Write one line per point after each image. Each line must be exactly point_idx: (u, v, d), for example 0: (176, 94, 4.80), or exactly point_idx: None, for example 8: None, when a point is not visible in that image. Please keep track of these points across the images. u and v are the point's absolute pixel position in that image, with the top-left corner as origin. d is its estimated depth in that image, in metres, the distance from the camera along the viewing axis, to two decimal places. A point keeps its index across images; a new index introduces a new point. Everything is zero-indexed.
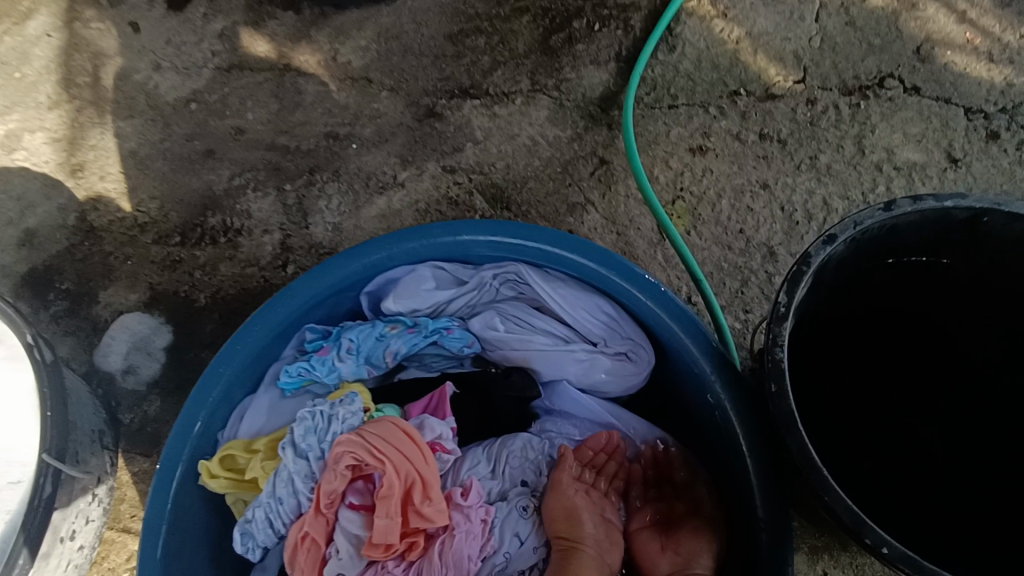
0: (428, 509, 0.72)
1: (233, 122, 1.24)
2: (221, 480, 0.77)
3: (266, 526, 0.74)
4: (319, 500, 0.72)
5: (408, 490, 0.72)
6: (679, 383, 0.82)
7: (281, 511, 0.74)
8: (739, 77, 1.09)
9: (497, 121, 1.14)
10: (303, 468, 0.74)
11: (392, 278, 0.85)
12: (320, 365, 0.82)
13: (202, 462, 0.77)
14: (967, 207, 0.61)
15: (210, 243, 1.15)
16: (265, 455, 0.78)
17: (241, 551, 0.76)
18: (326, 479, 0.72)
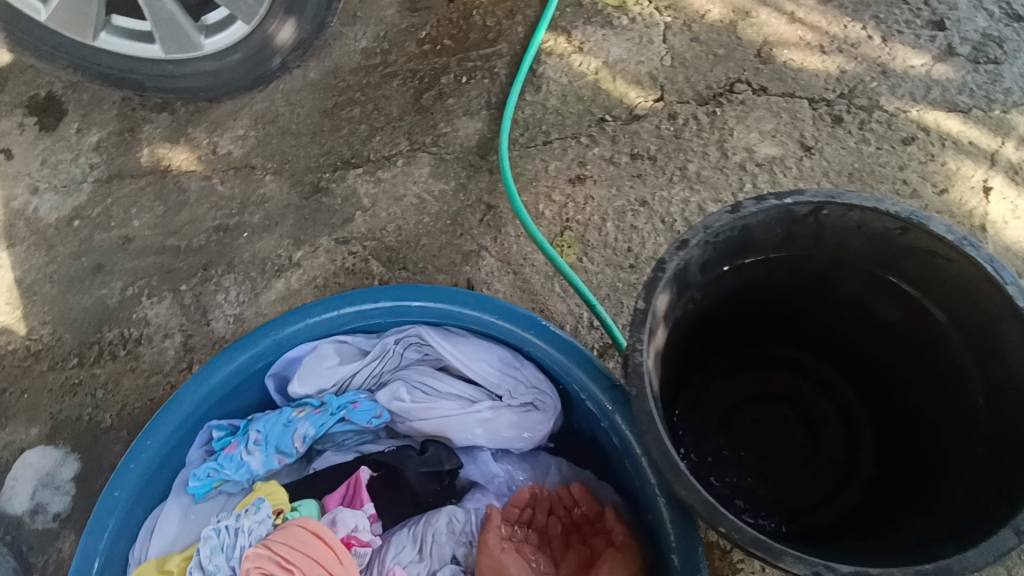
0: None
1: (120, 232, 1.22)
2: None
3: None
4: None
5: None
6: (593, 431, 0.76)
7: None
8: (603, 105, 1.13)
9: (382, 185, 1.15)
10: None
11: (292, 358, 0.80)
12: (229, 463, 0.76)
13: None
14: (805, 202, 0.61)
15: (110, 358, 1.11)
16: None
17: None
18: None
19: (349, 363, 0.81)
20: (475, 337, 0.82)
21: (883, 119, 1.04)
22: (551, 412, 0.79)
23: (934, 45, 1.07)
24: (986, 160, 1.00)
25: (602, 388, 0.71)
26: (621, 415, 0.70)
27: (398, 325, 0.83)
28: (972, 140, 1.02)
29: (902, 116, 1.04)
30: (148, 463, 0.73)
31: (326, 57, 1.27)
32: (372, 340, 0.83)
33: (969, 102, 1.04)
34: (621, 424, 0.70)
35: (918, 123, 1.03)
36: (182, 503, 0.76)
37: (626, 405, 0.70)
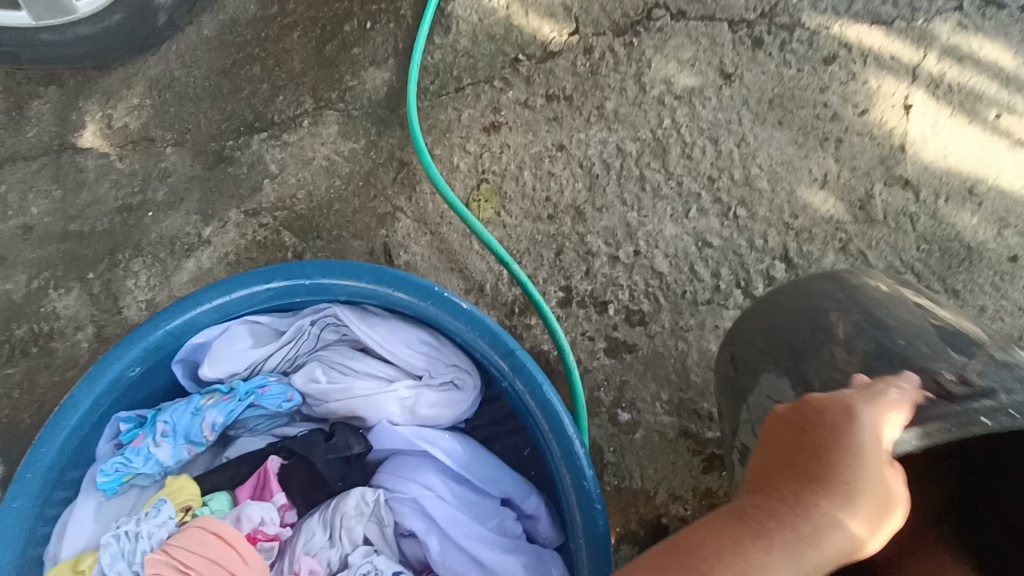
0: None
1: (18, 221, 1.14)
2: None
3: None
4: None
5: None
6: (506, 410, 0.70)
7: None
8: (516, 42, 1.06)
9: (289, 149, 1.09)
10: None
11: (200, 344, 0.75)
12: (136, 456, 0.70)
13: None
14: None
15: (23, 356, 1.06)
16: None
17: None
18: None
19: (262, 346, 0.75)
20: (394, 315, 0.74)
21: (806, 38, 0.99)
22: (471, 389, 0.71)
23: None
24: (909, 76, 0.97)
25: (507, 364, 0.66)
26: (531, 393, 0.65)
27: (314, 304, 0.76)
28: (896, 55, 0.98)
29: (824, 33, 0.99)
30: (49, 470, 0.69)
31: (220, 11, 1.17)
32: (288, 320, 0.77)
33: (894, 13, 0.99)
34: (530, 402, 0.65)
35: (841, 40, 0.99)
36: (93, 502, 0.72)
37: (526, 369, 0.65)
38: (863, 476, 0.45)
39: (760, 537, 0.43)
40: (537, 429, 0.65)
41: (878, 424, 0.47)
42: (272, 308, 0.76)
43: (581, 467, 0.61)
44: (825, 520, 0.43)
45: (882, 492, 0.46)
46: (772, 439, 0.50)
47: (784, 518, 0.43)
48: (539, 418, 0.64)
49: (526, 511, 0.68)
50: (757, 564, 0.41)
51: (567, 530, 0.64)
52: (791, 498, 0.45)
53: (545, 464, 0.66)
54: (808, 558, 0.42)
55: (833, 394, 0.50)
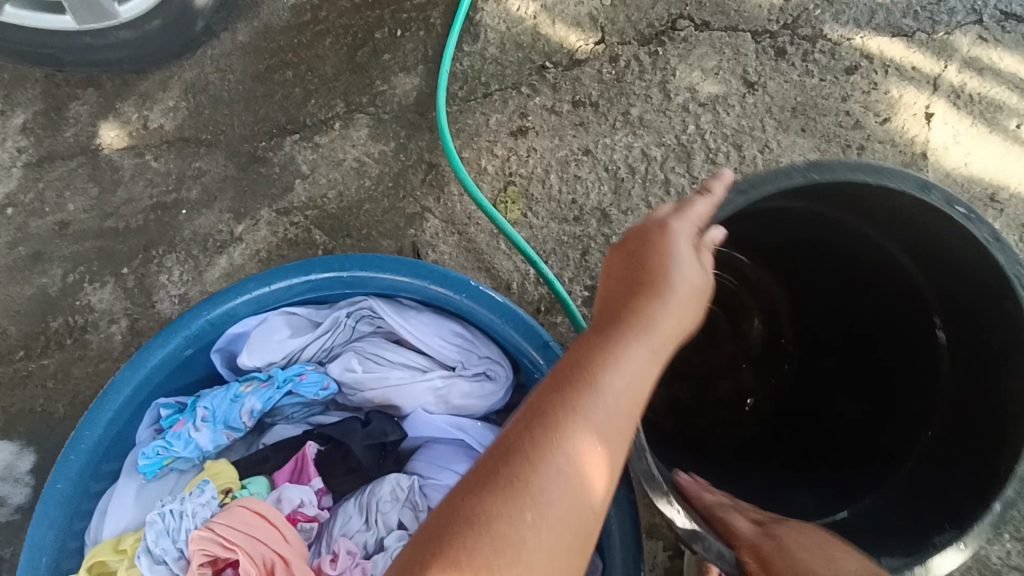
0: None
1: (55, 217, 1.18)
2: None
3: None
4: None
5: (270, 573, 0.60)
6: None
7: None
8: (543, 50, 1.09)
9: (320, 151, 1.12)
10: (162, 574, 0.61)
11: (240, 333, 0.77)
12: (177, 440, 0.73)
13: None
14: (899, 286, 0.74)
15: (58, 347, 1.09)
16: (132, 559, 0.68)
17: None
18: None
19: (299, 337, 0.78)
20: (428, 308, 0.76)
21: (828, 48, 1.02)
22: (502, 380, 0.73)
23: None
24: (930, 86, 0.99)
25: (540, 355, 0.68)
26: None
27: (349, 297, 0.78)
28: (918, 65, 1.00)
29: (847, 43, 1.02)
30: (91, 452, 0.72)
31: (254, 17, 1.21)
32: (324, 312, 0.79)
33: (915, 25, 1.01)
34: None
35: (862, 51, 1.01)
36: (133, 485, 0.74)
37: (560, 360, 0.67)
38: (678, 268, 0.53)
39: (608, 341, 0.49)
40: None
41: (683, 232, 0.55)
42: (308, 299, 0.78)
43: None
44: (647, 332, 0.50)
45: (688, 257, 0.54)
46: (608, 274, 0.56)
47: (627, 320, 0.50)
48: None
49: None
50: (600, 352, 0.48)
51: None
52: (622, 304, 0.51)
53: None
54: (652, 345, 0.49)
55: (644, 220, 0.57)
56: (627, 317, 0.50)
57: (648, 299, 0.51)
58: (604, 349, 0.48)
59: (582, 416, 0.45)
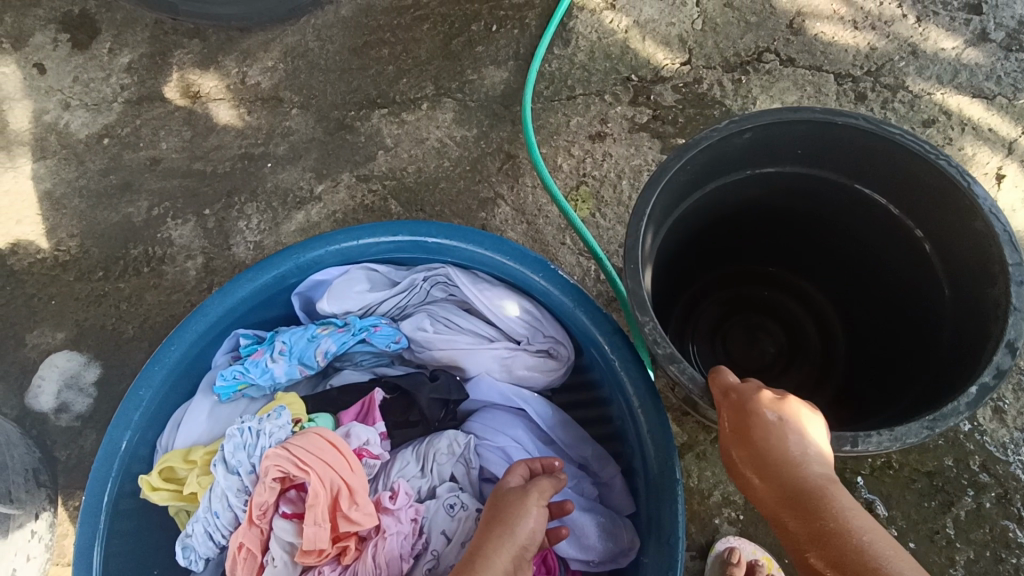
0: (356, 513, 0.64)
1: (148, 153, 1.25)
2: (164, 493, 0.74)
3: (205, 542, 0.68)
4: (251, 514, 0.65)
5: (334, 498, 0.64)
6: (595, 384, 0.75)
7: (220, 524, 0.67)
8: (630, 64, 1.15)
9: (406, 127, 1.17)
10: (235, 483, 0.67)
11: (323, 281, 0.83)
12: (254, 368, 0.78)
13: (141, 476, 0.73)
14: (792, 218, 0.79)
15: (135, 273, 1.15)
16: (202, 469, 0.73)
17: (185, 564, 0.69)
18: (256, 494, 0.65)
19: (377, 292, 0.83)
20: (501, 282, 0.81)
21: (907, 100, 1.09)
22: (562, 360, 0.77)
23: (969, 28, 1.13)
24: (1004, 148, 1.06)
25: (605, 339, 0.71)
26: (624, 367, 0.69)
27: (429, 261, 0.83)
28: (993, 127, 1.07)
29: (926, 98, 1.09)
30: (174, 366, 0.77)
31: None
32: (402, 273, 0.84)
33: (996, 90, 1.10)
34: (622, 375, 0.69)
35: (941, 106, 1.08)
36: (208, 403, 0.79)
37: (626, 346, 0.70)
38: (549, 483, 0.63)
39: (500, 527, 0.58)
40: (626, 402, 0.69)
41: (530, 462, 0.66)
42: (390, 259, 0.83)
43: (667, 441, 0.65)
44: (515, 500, 0.60)
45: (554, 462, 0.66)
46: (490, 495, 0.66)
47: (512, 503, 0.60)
48: (630, 391, 0.68)
49: (602, 479, 0.72)
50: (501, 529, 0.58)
51: (650, 502, 0.66)
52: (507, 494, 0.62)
53: (627, 434, 0.70)
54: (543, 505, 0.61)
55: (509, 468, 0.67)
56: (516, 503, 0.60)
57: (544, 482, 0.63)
58: (509, 523, 0.59)
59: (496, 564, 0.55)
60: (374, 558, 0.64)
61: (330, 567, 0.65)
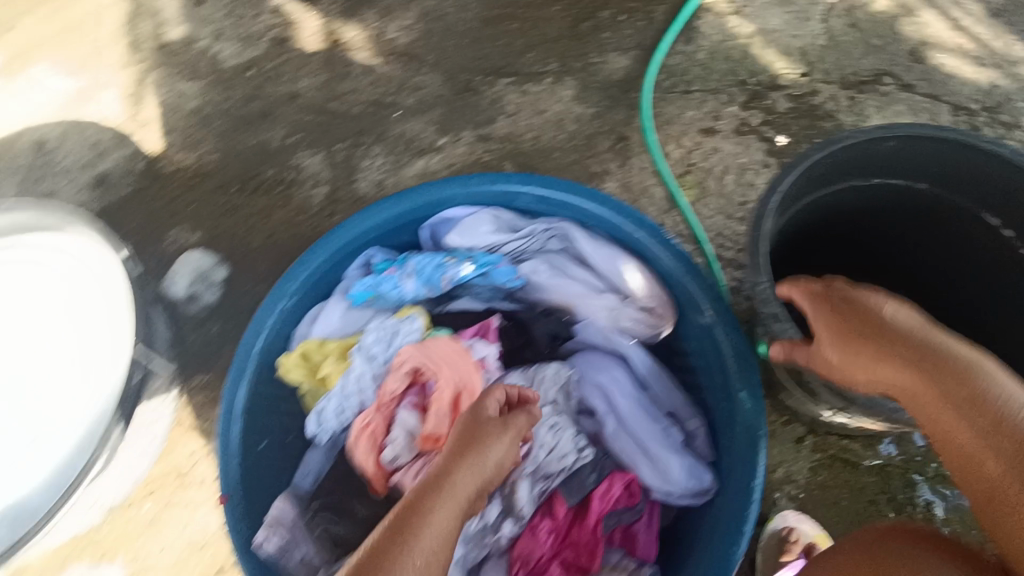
0: (472, 411, 0.76)
1: (287, 88, 1.37)
2: (299, 372, 0.86)
3: (334, 416, 0.81)
4: (380, 400, 0.78)
5: (457, 397, 0.76)
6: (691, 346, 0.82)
7: (350, 403, 0.80)
8: (749, 68, 1.21)
9: (528, 97, 1.26)
10: (370, 369, 0.80)
11: (452, 217, 0.92)
12: (387, 282, 0.88)
13: (280, 355, 0.85)
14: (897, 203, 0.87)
15: (266, 192, 1.27)
16: (337, 357, 0.86)
17: (313, 433, 0.82)
18: (387, 382, 0.77)
19: (500, 235, 0.91)
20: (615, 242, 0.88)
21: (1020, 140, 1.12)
22: (663, 321, 0.84)
23: None
24: None
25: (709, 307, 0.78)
26: (725, 334, 0.76)
27: (550, 214, 0.91)
28: None
29: None
30: (318, 268, 0.87)
31: None
32: (524, 222, 0.92)
33: None
34: (722, 340, 0.76)
35: None
36: (341, 307, 0.89)
37: (728, 316, 0.77)
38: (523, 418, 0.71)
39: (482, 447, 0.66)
40: (721, 363, 0.76)
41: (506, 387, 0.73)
42: (516, 207, 0.92)
43: (756, 399, 0.72)
44: (490, 428, 0.68)
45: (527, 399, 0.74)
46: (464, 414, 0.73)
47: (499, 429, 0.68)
48: (727, 355, 0.75)
49: (687, 428, 0.79)
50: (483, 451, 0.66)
51: (732, 452, 0.74)
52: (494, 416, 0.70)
53: (716, 390, 0.78)
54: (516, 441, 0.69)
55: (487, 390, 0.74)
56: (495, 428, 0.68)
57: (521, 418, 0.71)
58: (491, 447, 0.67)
59: (469, 479, 0.63)
60: None
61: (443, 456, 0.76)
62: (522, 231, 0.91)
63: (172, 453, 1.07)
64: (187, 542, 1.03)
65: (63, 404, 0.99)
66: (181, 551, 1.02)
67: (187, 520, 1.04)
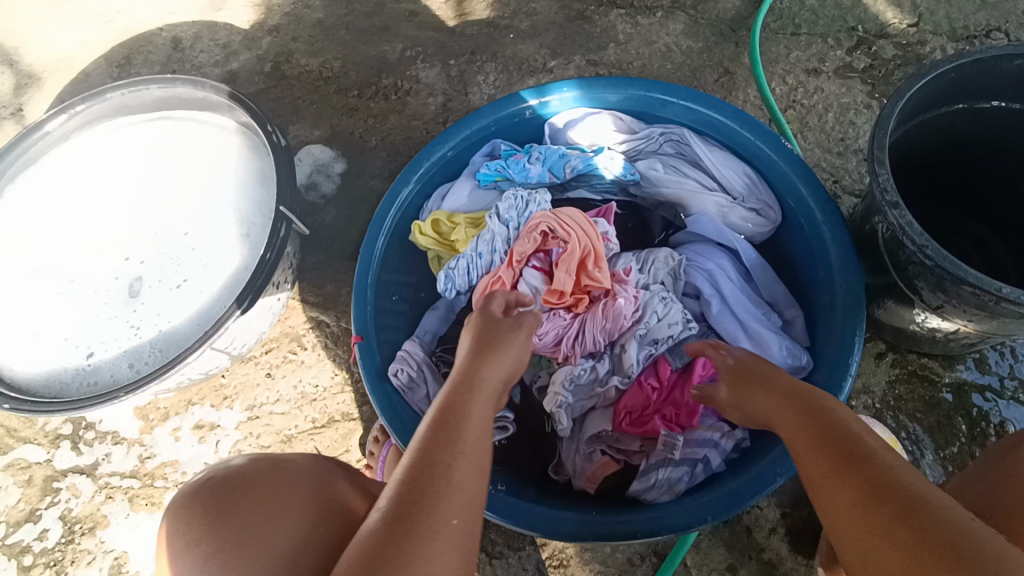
0: (596, 274, 0.84)
1: (408, 7, 1.45)
2: (428, 238, 0.94)
3: (464, 274, 0.89)
4: (511, 258, 0.87)
5: (583, 259, 0.85)
6: (795, 246, 0.90)
7: (480, 263, 0.89)
8: (858, 15, 1.25)
9: (638, 28, 1.32)
10: (503, 233, 0.90)
11: (574, 117, 1.00)
12: (515, 166, 0.97)
13: (415, 220, 0.94)
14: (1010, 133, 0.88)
15: (383, 98, 1.36)
16: (466, 227, 0.94)
17: (441, 291, 0.90)
18: (520, 243, 0.87)
19: (620, 136, 1.00)
20: (728, 148, 0.95)
21: None
22: (770, 220, 0.91)
23: None
24: None
25: (816, 207, 0.85)
26: (829, 231, 0.83)
27: (667, 121, 0.98)
28: None
29: None
30: (453, 148, 0.97)
31: None
32: (641, 126, 1.00)
33: None
34: (826, 236, 0.84)
35: None
36: (468, 186, 0.98)
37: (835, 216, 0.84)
38: (524, 323, 0.76)
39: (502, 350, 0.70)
40: (824, 258, 0.84)
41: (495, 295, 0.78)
42: (636, 111, 0.99)
43: (859, 289, 0.78)
44: (510, 322, 0.75)
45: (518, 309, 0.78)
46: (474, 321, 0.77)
47: (512, 337, 0.73)
48: (829, 249, 0.83)
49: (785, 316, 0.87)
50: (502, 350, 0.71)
51: (830, 337, 0.81)
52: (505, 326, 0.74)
53: (817, 283, 0.85)
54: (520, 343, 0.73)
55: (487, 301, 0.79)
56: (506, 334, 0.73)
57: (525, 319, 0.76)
58: (515, 342, 0.73)
59: (493, 370, 0.68)
60: (603, 312, 0.83)
61: (564, 312, 0.85)
62: (640, 134, 0.99)
63: (290, 318, 1.16)
64: (299, 393, 1.10)
65: (195, 259, 1.06)
66: (294, 402, 1.09)
67: (302, 376, 1.11)
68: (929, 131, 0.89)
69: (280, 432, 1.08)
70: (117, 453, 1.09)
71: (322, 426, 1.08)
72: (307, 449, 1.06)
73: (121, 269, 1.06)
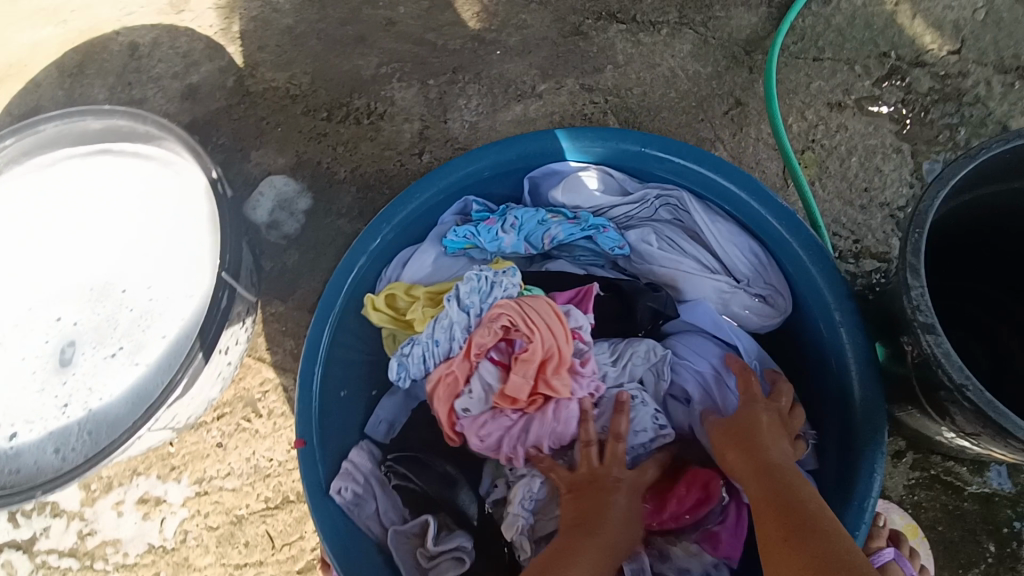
0: (558, 380, 0.74)
1: (384, 13, 1.26)
2: (382, 315, 0.83)
3: (418, 364, 0.78)
4: (468, 348, 0.76)
5: (545, 361, 0.74)
6: (809, 338, 0.80)
7: (436, 352, 0.78)
8: (892, 39, 1.08)
9: (640, 48, 1.17)
10: (462, 320, 0.77)
11: (556, 170, 0.86)
12: (485, 233, 0.84)
13: (368, 295, 0.82)
14: None
15: (355, 123, 1.23)
16: (425, 303, 0.82)
17: (394, 378, 0.79)
18: (479, 333, 0.75)
19: (610, 196, 0.87)
20: (732, 216, 0.83)
21: None
22: (780, 309, 0.81)
23: None
24: None
25: (837, 303, 0.74)
26: (850, 333, 0.73)
27: (663, 178, 0.85)
28: None
29: None
30: (414, 211, 0.83)
31: None
32: (634, 184, 0.87)
33: None
34: (846, 339, 0.73)
35: None
36: (433, 252, 0.86)
37: (856, 314, 0.73)
38: (621, 496, 0.69)
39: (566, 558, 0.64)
40: (843, 363, 0.74)
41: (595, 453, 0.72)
42: (629, 167, 0.86)
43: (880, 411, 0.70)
44: (601, 495, 0.69)
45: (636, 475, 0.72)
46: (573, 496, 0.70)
47: (579, 528, 0.66)
48: (851, 355, 0.73)
49: None
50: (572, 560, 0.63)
51: (849, 462, 0.72)
52: (580, 515, 0.68)
53: (834, 387, 0.76)
54: (600, 538, 0.66)
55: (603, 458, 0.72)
56: (580, 525, 0.67)
57: (581, 493, 0.69)
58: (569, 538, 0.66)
59: None
60: (557, 417, 0.75)
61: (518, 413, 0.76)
62: (634, 194, 0.86)
63: (244, 378, 1.10)
64: (251, 467, 1.07)
65: (132, 324, 0.98)
66: (246, 478, 1.06)
67: (255, 448, 1.07)
68: (974, 205, 0.78)
69: (229, 511, 1.06)
70: (57, 526, 1.07)
71: (275, 507, 1.06)
72: (258, 531, 1.05)
73: (51, 331, 0.99)
